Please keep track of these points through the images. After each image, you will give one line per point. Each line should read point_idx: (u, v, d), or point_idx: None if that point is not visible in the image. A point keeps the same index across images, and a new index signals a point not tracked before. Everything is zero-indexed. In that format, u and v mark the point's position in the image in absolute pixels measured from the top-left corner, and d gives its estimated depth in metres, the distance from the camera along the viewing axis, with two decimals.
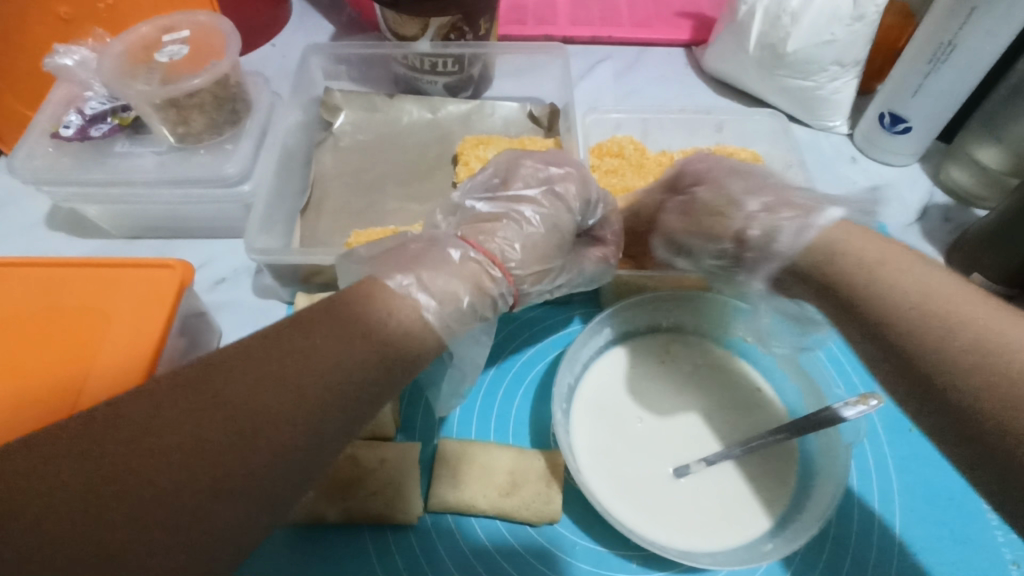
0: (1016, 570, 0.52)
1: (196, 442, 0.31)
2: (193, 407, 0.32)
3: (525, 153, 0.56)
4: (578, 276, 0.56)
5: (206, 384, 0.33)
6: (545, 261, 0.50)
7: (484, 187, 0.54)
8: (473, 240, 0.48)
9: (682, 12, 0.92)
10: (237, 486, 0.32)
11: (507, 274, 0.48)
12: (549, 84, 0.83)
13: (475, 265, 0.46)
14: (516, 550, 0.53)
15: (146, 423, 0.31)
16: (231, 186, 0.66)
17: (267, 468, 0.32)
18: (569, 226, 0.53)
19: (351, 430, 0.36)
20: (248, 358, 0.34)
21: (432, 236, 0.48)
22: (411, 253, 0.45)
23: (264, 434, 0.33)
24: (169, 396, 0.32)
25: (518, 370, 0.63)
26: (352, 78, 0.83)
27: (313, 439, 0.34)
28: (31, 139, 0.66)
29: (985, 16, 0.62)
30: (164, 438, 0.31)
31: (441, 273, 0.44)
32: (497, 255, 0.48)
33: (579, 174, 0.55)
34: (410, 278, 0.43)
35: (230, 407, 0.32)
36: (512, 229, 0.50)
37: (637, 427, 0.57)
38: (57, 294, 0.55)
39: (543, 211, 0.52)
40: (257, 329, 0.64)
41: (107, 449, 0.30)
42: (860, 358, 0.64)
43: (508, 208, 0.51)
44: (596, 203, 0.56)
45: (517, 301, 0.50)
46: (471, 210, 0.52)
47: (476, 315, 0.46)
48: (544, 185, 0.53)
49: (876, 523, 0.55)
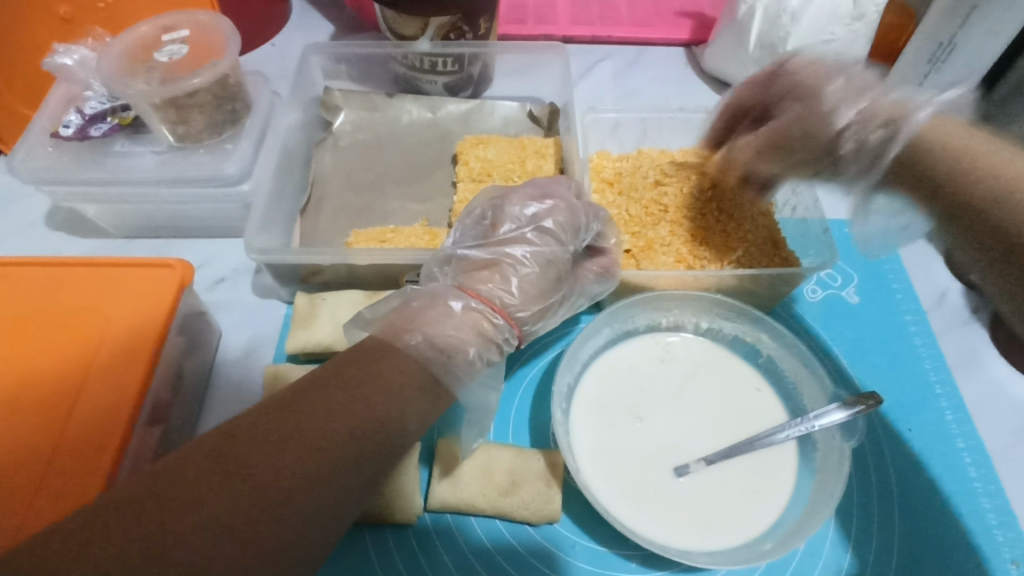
0: (1016, 570, 0.52)
1: (223, 490, 0.32)
2: (222, 459, 0.33)
3: (511, 192, 0.57)
4: (579, 298, 0.57)
5: (226, 455, 0.34)
6: (545, 297, 0.52)
7: (474, 235, 0.55)
8: (471, 289, 0.50)
9: (681, 14, 0.92)
10: (262, 528, 0.33)
11: (508, 320, 0.50)
12: (549, 85, 0.83)
13: (476, 314, 0.48)
14: (515, 550, 0.53)
15: (180, 476, 0.33)
16: (231, 185, 0.66)
17: (290, 509, 0.34)
18: (563, 259, 0.54)
19: (367, 475, 0.37)
20: (270, 411, 0.36)
21: (432, 290, 0.49)
22: (414, 311, 0.47)
23: (285, 477, 0.34)
24: (200, 452, 0.34)
25: (514, 375, 0.63)
26: (352, 78, 0.83)
27: (327, 490, 0.35)
28: (30, 138, 0.65)
29: (983, 17, 0.63)
30: (192, 506, 0.32)
31: (444, 326, 0.46)
32: (495, 302, 0.50)
33: (565, 204, 0.55)
34: (418, 337, 0.44)
35: (254, 470, 0.33)
36: (507, 274, 0.51)
37: (637, 427, 0.57)
38: (58, 293, 0.55)
39: (534, 248, 0.53)
40: (257, 329, 0.64)
41: (134, 535, 0.30)
42: (862, 357, 0.64)
43: (501, 253, 0.52)
44: (588, 225, 0.56)
45: (522, 340, 0.52)
46: (463, 259, 0.53)
47: (483, 360, 0.48)
48: (532, 223, 0.54)
49: (876, 519, 0.55)
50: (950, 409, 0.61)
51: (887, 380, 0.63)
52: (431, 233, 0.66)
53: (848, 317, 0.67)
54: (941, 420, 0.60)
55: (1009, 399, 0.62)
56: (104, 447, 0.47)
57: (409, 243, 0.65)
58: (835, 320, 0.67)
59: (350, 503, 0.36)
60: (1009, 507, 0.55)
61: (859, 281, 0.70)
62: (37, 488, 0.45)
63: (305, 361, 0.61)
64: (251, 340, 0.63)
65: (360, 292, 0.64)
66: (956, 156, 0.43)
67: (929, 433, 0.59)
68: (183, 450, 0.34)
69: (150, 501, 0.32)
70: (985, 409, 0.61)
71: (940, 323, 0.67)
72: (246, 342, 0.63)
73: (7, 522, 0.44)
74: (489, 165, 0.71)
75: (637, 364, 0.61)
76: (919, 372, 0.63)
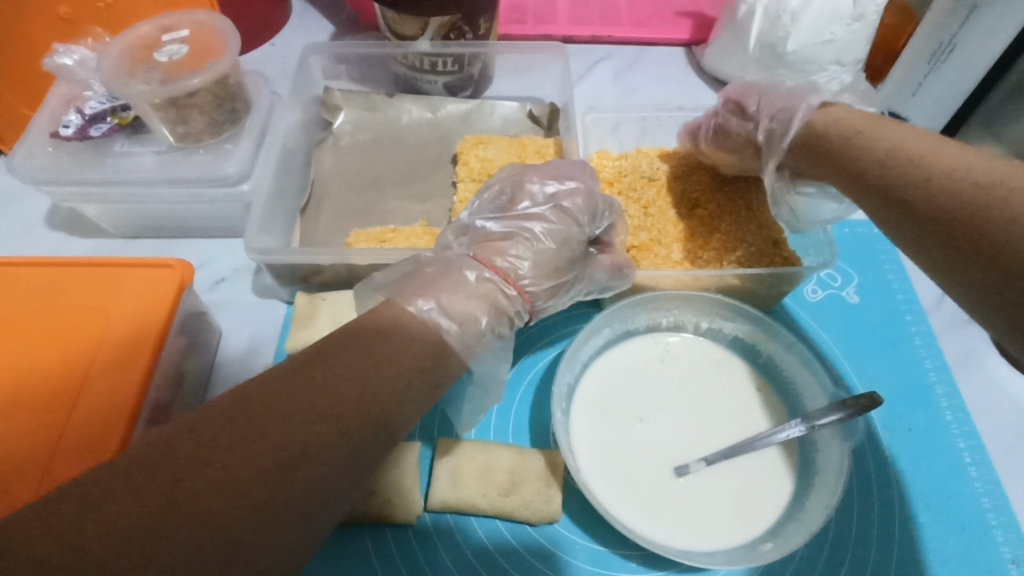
0: (1016, 570, 0.52)
1: (236, 463, 0.32)
2: (233, 431, 0.33)
3: (531, 170, 0.57)
4: (589, 286, 0.56)
5: (240, 425, 0.34)
6: (557, 275, 0.52)
7: (493, 208, 0.55)
8: (485, 259, 0.49)
9: (681, 13, 0.92)
10: (275, 501, 0.33)
11: (521, 292, 0.49)
12: (549, 85, 0.83)
13: (490, 285, 0.48)
14: (515, 550, 0.52)
15: (192, 448, 0.32)
16: (231, 185, 0.66)
17: (302, 486, 0.34)
18: (578, 239, 0.54)
19: (376, 454, 0.37)
20: (279, 388, 0.36)
21: (446, 258, 0.49)
22: (428, 278, 0.46)
23: (297, 453, 0.34)
24: (213, 424, 0.34)
25: (517, 372, 0.63)
26: (352, 78, 0.83)
27: (329, 477, 0.35)
28: (30, 138, 0.66)
29: (984, 16, 0.63)
30: (207, 476, 0.32)
31: (459, 295, 0.46)
32: (510, 273, 0.49)
33: (585, 185, 0.56)
34: (430, 304, 0.44)
35: (267, 445, 0.33)
36: (524, 246, 0.51)
37: (637, 427, 0.57)
38: (58, 292, 0.55)
39: (551, 226, 0.53)
40: (257, 329, 0.64)
41: (138, 508, 0.30)
42: (862, 358, 0.64)
43: (519, 226, 0.52)
44: (604, 212, 0.57)
45: (532, 316, 0.52)
46: (482, 230, 0.53)
47: (493, 333, 0.47)
48: (550, 202, 0.54)
49: (876, 520, 0.55)
50: (950, 408, 0.61)
51: (887, 380, 0.63)
52: (431, 233, 0.66)
53: (848, 318, 0.67)
54: (941, 420, 0.60)
55: (1010, 399, 0.62)
56: (106, 444, 0.47)
57: (409, 243, 0.65)
58: (834, 320, 0.67)
59: (360, 480, 0.36)
60: (1009, 506, 0.56)
61: (858, 281, 0.70)
62: (38, 485, 0.45)
63: None
64: (251, 340, 0.63)
65: None
66: (853, 131, 0.50)
67: (928, 432, 0.59)
68: (189, 419, 0.34)
69: (157, 472, 0.32)
70: (985, 408, 0.61)
71: (940, 323, 0.67)
72: (246, 342, 0.63)
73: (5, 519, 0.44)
74: (489, 165, 0.71)
75: (637, 363, 0.61)
76: (919, 371, 0.63)
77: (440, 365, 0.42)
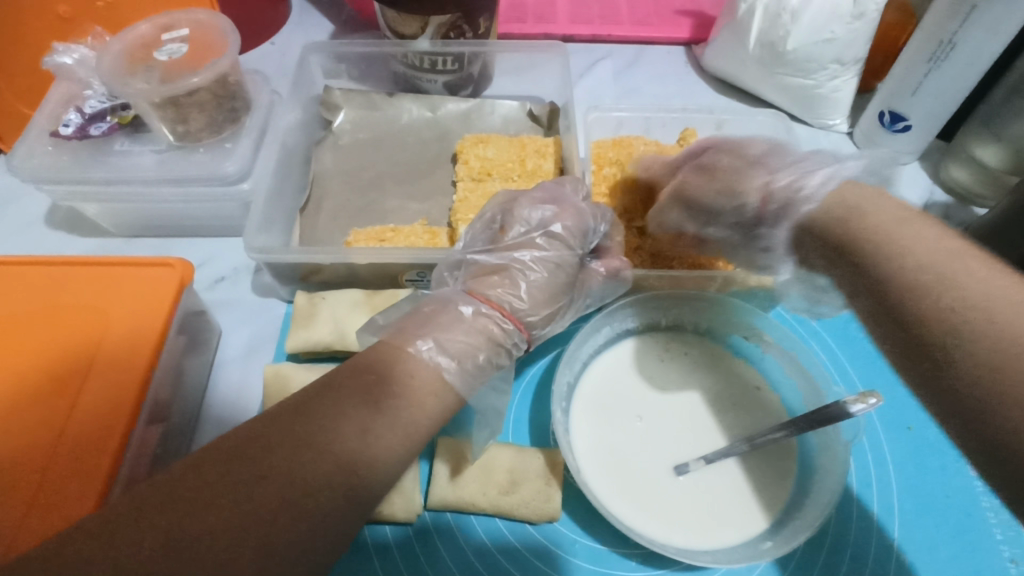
0: (1015, 569, 0.53)
1: (239, 498, 0.33)
2: (239, 468, 0.34)
3: (520, 196, 0.56)
4: (586, 300, 0.57)
5: (241, 458, 0.34)
6: (553, 302, 0.52)
7: (485, 240, 0.55)
8: (481, 294, 0.49)
9: (681, 12, 0.92)
10: (278, 531, 0.33)
11: (518, 324, 0.49)
12: (549, 84, 0.82)
13: (486, 320, 0.48)
14: (515, 549, 0.53)
15: (196, 484, 0.33)
16: (231, 184, 0.66)
17: (302, 517, 0.34)
18: (571, 263, 0.53)
19: (378, 478, 0.37)
20: (282, 423, 0.36)
21: (442, 295, 0.49)
22: (426, 316, 0.46)
23: (297, 484, 0.34)
24: (222, 459, 0.34)
25: (519, 370, 0.63)
26: (352, 77, 0.83)
27: (338, 486, 0.35)
28: (30, 137, 0.65)
29: (985, 15, 0.62)
30: (209, 511, 0.32)
31: (455, 332, 0.46)
32: (506, 307, 0.49)
33: (572, 208, 0.55)
34: (429, 343, 0.44)
35: (269, 479, 0.34)
36: (517, 280, 0.51)
37: (636, 427, 0.57)
38: (58, 292, 0.55)
39: (543, 253, 0.52)
40: (257, 328, 0.64)
41: (154, 531, 0.31)
42: (862, 361, 0.64)
43: (510, 258, 0.51)
44: (596, 228, 0.57)
45: (532, 345, 0.52)
46: (473, 263, 0.52)
47: (492, 365, 0.48)
48: (541, 228, 0.54)
49: (876, 518, 0.55)
50: None
51: (889, 382, 0.63)
52: (431, 233, 0.66)
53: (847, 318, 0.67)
54: None
55: None
56: (107, 440, 0.47)
57: (409, 243, 0.64)
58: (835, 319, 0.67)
59: (361, 507, 0.36)
60: None
61: None
62: (38, 486, 0.45)
63: (305, 361, 0.62)
64: (251, 340, 0.63)
65: (360, 292, 0.63)
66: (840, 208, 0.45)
67: (929, 432, 0.59)
68: (195, 456, 0.34)
69: (172, 498, 0.32)
70: None
71: None
72: (246, 343, 0.63)
73: (4, 526, 0.44)
74: (489, 165, 0.71)
75: (637, 363, 0.61)
76: None
77: (438, 390, 0.42)
